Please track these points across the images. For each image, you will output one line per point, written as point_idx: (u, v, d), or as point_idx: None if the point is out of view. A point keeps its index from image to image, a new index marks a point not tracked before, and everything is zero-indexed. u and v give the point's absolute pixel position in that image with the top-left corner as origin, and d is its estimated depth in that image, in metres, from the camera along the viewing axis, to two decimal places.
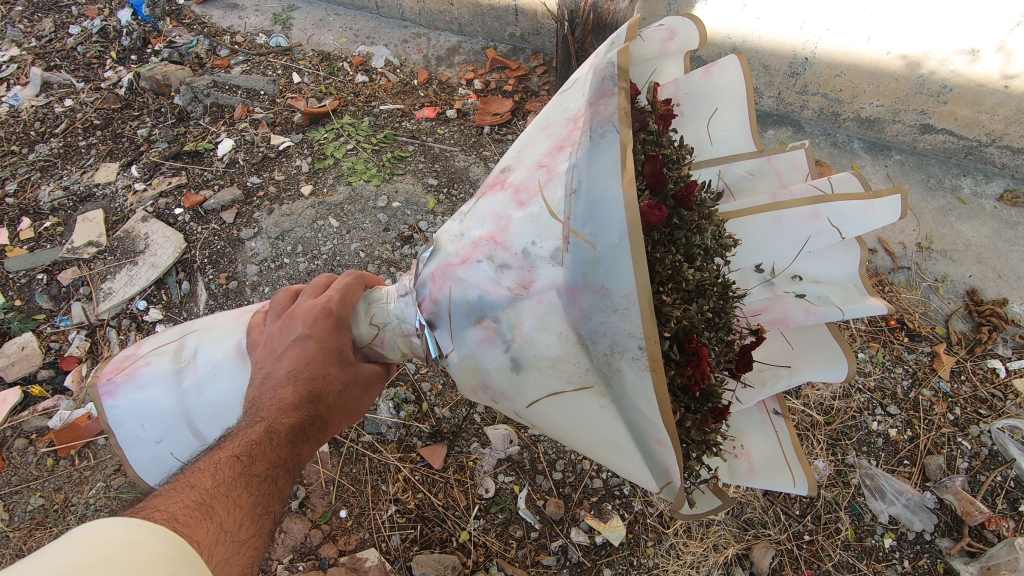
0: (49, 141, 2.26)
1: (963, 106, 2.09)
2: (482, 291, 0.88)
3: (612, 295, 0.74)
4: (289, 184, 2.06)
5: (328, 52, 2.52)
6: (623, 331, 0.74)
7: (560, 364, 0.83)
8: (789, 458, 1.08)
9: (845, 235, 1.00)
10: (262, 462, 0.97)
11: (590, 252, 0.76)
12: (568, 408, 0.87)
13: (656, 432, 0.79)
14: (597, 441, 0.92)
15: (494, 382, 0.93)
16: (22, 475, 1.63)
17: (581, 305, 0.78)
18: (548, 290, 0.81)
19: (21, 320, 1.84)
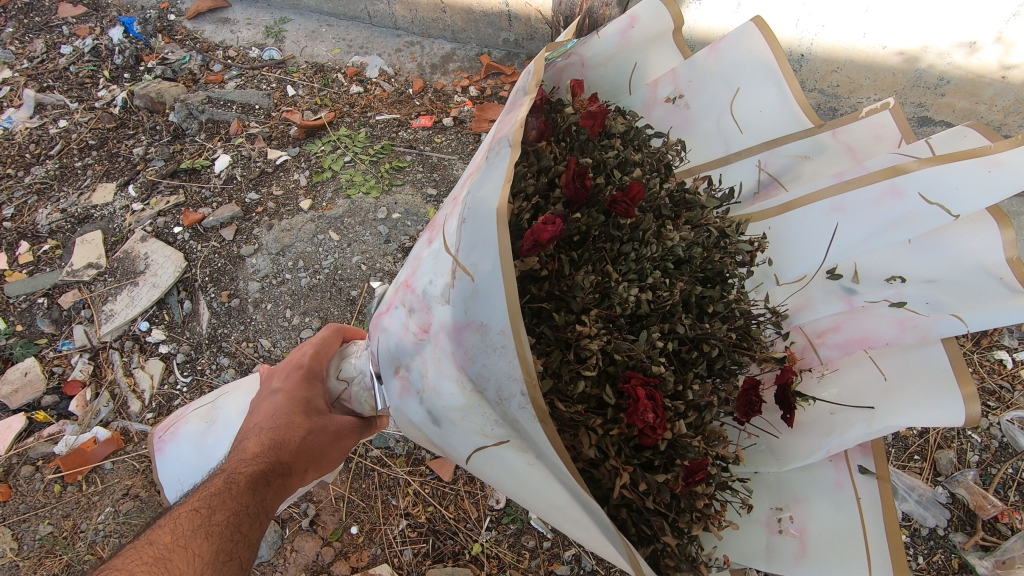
0: (44, 163, 2.25)
1: (961, 98, 2.07)
2: (399, 339, 0.89)
3: (491, 329, 0.72)
4: (288, 199, 2.05)
5: (322, 64, 2.51)
6: (504, 372, 0.72)
7: (467, 413, 0.80)
8: (864, 533, 0.94)
9: (956, 212, 0.91)
10: (222, 511, 0.96)
11: (470, 285, 0.75)
12: (496, 466, 0.83)
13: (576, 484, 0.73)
14: (544, 506, 0.84)
15: (432, 438, 0.91)
16: (30, 502, 1.62)
17: (468, 344, 0.76)
18: (441, 333, 0.81)
19: (23, 346, 1.83)
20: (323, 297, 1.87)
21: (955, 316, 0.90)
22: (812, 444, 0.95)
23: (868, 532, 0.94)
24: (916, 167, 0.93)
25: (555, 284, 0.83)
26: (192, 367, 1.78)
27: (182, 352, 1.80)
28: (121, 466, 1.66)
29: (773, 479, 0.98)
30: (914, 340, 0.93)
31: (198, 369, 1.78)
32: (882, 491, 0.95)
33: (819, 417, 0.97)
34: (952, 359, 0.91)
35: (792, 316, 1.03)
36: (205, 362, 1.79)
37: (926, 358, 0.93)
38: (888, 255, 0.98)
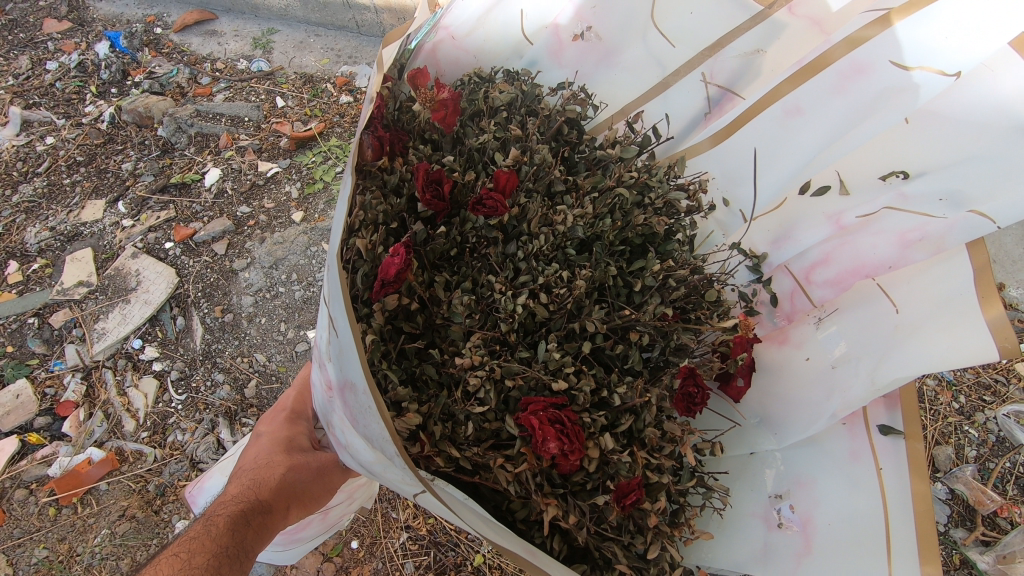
0: (32, 181, 2.23)
1: None
2: (320, 398, 0.94)
3: (357, 390, 0.76)
4: (280, 212, 2.04)
5: (311, 74, 2.50)
6: (375, 428, 0.75)
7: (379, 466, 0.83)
8: (886, 523, 0.90)
9: (954, 72, 0.90)
10: (203, 553, 0.96)
11: (337, 348, 0.79)
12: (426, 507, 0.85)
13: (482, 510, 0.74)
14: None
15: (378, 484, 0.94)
16: (24, 527, 1.60)
17: (350, 404, 0.80)
18: (335, 394, 0.85)
19: (14, 367, 1.81)
20: (317, 310, 1.86)
21: (974, 213, 0.85)
22: (812, 410, 0.97)
23: (891, 517, 0.90)
24: (876, 36, 0.95)
25: (430, 307, 0.91)
26: (186, 385, 1.76)
27: (176, 369, 1.78)
28: (116, 487, 1.64)
29: (774, 459, 1.00)
30: (925, 256, 0.89)
31: (193, 386, 1.76)
32: (909, 455, 0.91)
33: (821, 365, 0.97)
34: (976, 272, 0.85)
35: (772, 256, 1.05)
36: (199, 379, 1.76)
37: (950, 275, 0.87)
38: (879, 150, 0.96)
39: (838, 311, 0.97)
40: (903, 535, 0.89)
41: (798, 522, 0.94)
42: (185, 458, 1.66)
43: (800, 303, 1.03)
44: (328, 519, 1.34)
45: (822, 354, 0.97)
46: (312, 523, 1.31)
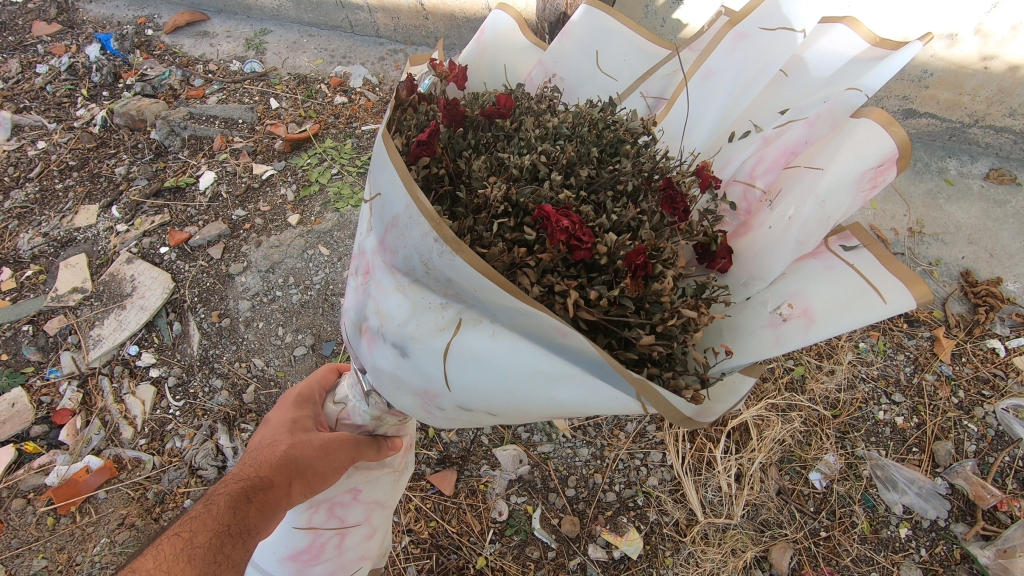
0: (24, 186, 2.20)
1: (944, 90, 2.13)
2: (352, 305, 0.89)
3: (400, 216, 0.74)
4: (276, 215, 2.03)
5: (305, 74, 2.49)
6: (417, 238, 0.72)
7: (417, 318, 0.78)
8: (863, 276, 0.78)
9: (801, 30, 0.91)
10: (205, 532, 0.95)
11: (379, 199, 0.79)
12: (462, 372, 0.77)
13: (520, 317, 0.69)
14: (528, 394, 0.75)
15: (407, 383, 0.85)
16: (22, 537, 1.59)
17: (391, 245, 0.78)
18: (375, 259, 0.82)
19: (9, 375, 1.79)
20: (315, 313, 1.84)
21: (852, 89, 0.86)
22: (773, 252, 0.85)
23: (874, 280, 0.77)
24: (757, 7, 0.93)
25: (456, 181, 0.81)
26: (184, 391, 1.74)
27: (173, 375, 1.77)
28: (115, 495, 1.62)
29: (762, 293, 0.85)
30: (828, 130, 0.88)
31: (190, 392, 1.74)
32: (876, 254, 0.79)
33: (767, 235, 0.87)
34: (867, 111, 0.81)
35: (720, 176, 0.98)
36: (197, 385, 1.75)
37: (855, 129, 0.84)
38: (768, 98, 0.98)
39: (779, 190, 0.89)
40: (885, 279, 0.76)
41: (800, 309, 0.80)
42: (183, 466, 1.64)
43: (752, 196, 0.93)
44: (343, 555, 1.21)
45: (777, 217, 0.86)
46: (326, 552, 1.19)
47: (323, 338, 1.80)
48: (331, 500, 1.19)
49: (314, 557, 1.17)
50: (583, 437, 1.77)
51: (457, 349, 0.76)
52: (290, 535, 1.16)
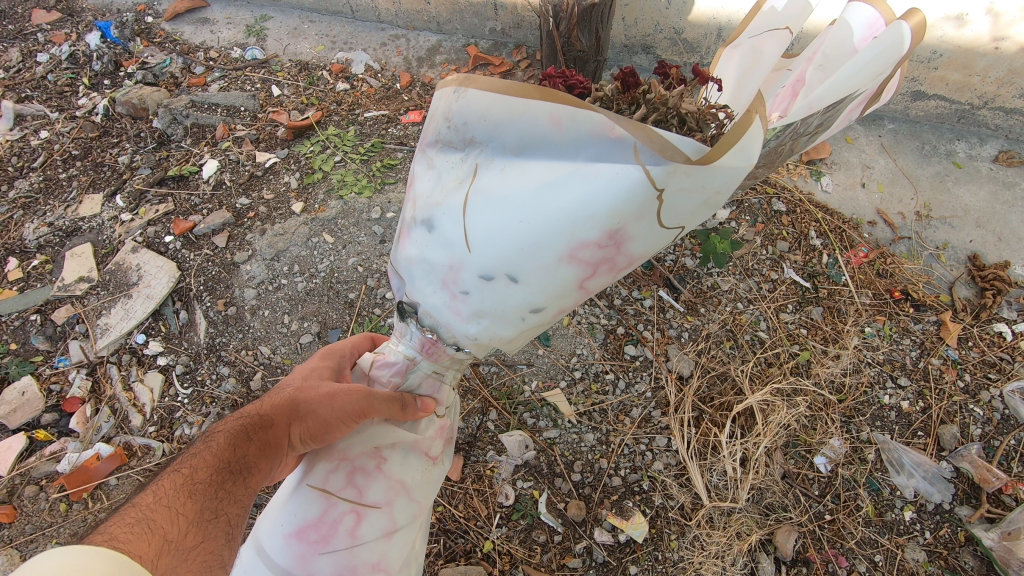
0: (28, 176, 2.20)
1: (954, 71, 2.10)
2: (401, 214, 1.06)
3: (433, 110, 0.96)
4: (280, 203, 2.03)
5: (307, 61, 2.47)
6: (445, 104, 0.91)
7: (446, 180, 0.93)
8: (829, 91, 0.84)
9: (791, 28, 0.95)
10: (206, 470, 1.05)
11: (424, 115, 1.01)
12: (483, 208, 0.87)
13: (522, 127, 0.81)
14: (537, 214, 0.82)
15: (439, 256, 0.96)
16: (36, 523, 1.61)
17: (429, 133, 0.97)
18: (418, 159, 1.01)
19: (19, 364, 1.80)
20: (320, 301, 1.84)
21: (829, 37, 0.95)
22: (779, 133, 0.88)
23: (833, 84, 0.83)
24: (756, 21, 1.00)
25: None
26: (191, 379, 1.76)
27: (181, 363, 1.78)
28: (125, 481, 1.64)
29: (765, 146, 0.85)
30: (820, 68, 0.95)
31: (198, 380, 1.76)
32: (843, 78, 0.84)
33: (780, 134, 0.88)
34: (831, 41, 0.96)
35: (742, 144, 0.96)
36: (205, 373, 1.76)
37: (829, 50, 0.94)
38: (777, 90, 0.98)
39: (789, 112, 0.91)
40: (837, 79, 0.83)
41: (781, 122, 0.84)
42: None
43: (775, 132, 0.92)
44: (354, 545, 1.15)
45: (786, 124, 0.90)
46: (336, 535, 1.14)
47: (329, 326, 1.81)
48: (352, 467, 1.19)
49: (323, 536, 1.13)
50: (589, 422, 1.78)
51: (474, 195, 0.88)
52: (305, 506, 1.16)
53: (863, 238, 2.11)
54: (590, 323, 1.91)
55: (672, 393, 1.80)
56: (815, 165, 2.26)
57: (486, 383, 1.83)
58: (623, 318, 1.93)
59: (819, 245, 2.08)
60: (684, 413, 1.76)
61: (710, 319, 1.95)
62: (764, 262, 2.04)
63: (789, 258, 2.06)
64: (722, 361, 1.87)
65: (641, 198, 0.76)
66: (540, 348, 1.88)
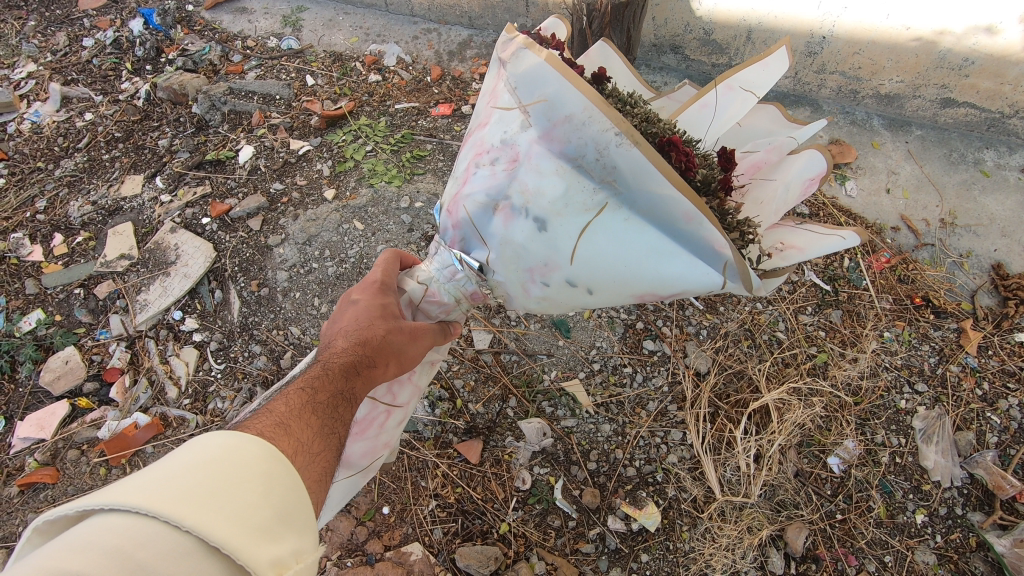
0: (73, 156, 2.29)
1: (985, 79, 2.09)
2: (488, 189, 1.02)
3: (576, 115, 0.86)
4: (313, 189, 2.09)
5: (340, 52, 2.53)
6: (593, 130, 0.85)
7: (569, 196, 0.92)
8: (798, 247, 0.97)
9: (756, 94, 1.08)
10: (324, 392, 1.06)
11: (543, 103, 0.90)
12: (597, 241, 0.94)
13: (660, 205, 0.86)
14: (640, 267, 0.94)
15: (535, 253, 1.01)
16: (76, 485, 1.67)
17: (557, 137, 0.90)
18: (531, 148, 0.95)
19: (63, 335, 1.89)
20: (349, 285, 1.90)
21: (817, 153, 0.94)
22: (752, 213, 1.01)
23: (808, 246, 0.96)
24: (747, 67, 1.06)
25: None
26: (225, 355, 1.83)
27: (215, 340, 1.86)
28: (161, 450, 1.71)
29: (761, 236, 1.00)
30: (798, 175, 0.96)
31: (231, 356, 1.83)
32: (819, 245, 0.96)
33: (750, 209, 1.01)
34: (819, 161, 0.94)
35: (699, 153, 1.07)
36: (238, 350, 1.84)
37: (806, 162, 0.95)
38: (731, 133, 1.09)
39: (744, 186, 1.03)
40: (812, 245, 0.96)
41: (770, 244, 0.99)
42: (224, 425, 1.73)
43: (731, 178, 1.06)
44: (383, 434, 1.39)
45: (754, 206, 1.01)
46: (371, 429, 1.36)
47: None
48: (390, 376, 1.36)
49: (363, 429, 1.34)
50: (606, 413, 1.82)
51: (596, 226, 0.93)
52: None
53: (886, 244, 2.12)
54: (610, 317, 1.95)
55: (688, 388, 1.83)
56: (840, 169, 2.26)
57: (507, 371, 1.88)
58: (643, 314, 1.96)
59: (841, 249, 2.10)
60: (700, 409, 1.79)
61: (729, 318, 1.97)
62: None
63: (810, 260, 2.08)
64: (739, 359, 1.90)
65: (712, 289, 0.94)
66: (561, 339, 1.92)
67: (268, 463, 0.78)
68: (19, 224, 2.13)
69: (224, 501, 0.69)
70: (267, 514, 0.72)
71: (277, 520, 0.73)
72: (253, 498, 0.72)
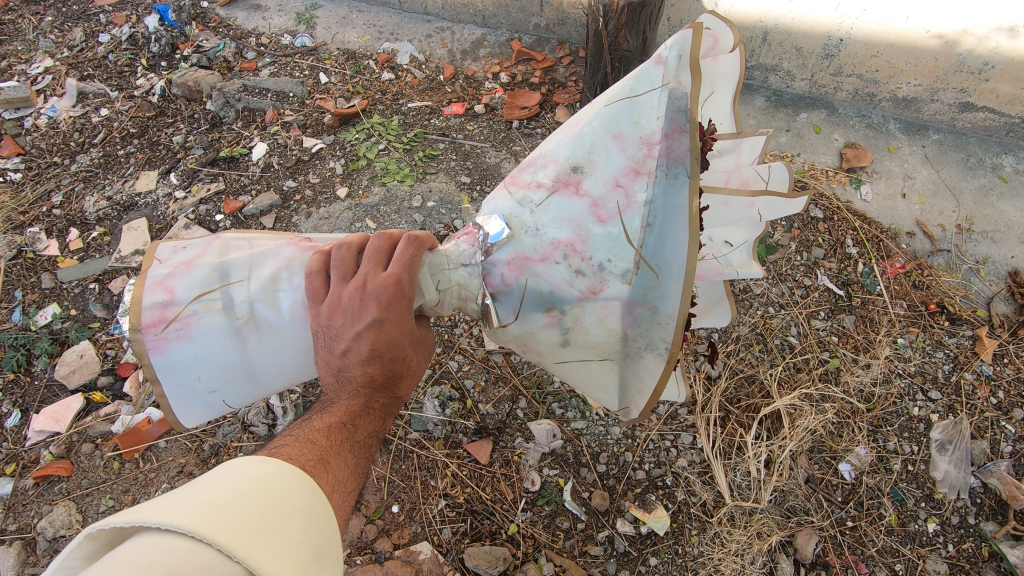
0: (89, 151, 2.31)
1: (1005, 83, 2.06)
2: (555, 287, 1.06)
3: (659, 318, 0.95)
4: (325, 187, 2.10)
5: (354, 50, 2.53)
6: (657, 338, 0.96)
7: (598, 344, 1.05)
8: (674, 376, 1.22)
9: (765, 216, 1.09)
10: (361, 431, 1.11)
11: (654, 279, 0.95)
12: (584, 365, 1.12)
13: (639, 384, 1.05)
14: (587, 384, 1.19)
15: (540, 343, 1.15)
16: (91, 478, 1.69)
17: (636, 316, 0.98)
18: (611, 301, 1.01)
19: (78, 329, 1.91)
20: None
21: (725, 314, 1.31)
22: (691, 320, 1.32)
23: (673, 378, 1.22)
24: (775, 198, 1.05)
25: None
26: None
27: None
28: (175, 445, 1.73)
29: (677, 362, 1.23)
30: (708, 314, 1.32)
31: None
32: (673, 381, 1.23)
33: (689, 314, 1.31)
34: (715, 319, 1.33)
35: None
36: None
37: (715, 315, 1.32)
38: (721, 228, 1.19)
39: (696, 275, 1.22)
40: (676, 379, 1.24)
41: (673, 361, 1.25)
42: (236, 421, 1.75)
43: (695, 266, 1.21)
44: None
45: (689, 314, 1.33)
46: None
47: None
48: None
49: None
50: (616, 416, 1.81)
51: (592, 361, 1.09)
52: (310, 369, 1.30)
53: (901, 249, 2.10)
54: None
55: (699, 392, 1.82)
56: (855, 172, 2.24)
57: (517, 371, 1.88)
58: None
59: (855, 253, 2.08)
60: (710, 412, 1.79)
61: (740, 322, 1.97)
62: (797, 268, 2.05)
63: (824, 265, 2.06)
64: (750, 364, 1.90)
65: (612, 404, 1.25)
66: None
67: (307, 498, 0.86)
68: (36, 218, 2.15)
69: (265, 532, 0.75)
70: (305, 550, 0.78)
71: (313, 558, 0.79)
72: (292, 533, 0.79)
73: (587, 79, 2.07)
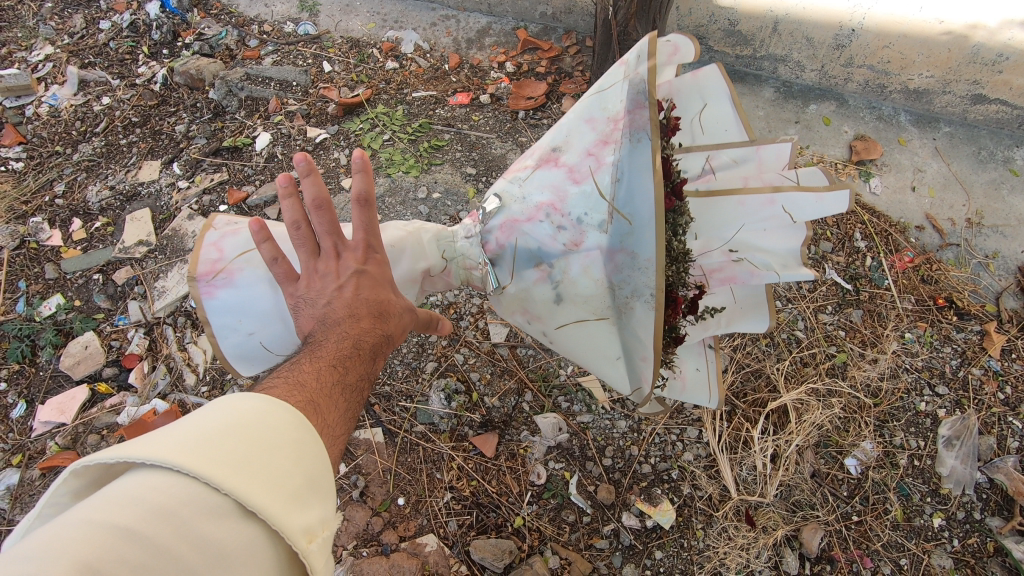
0: (90, 140, 2.29)
1: (1019, 75, 2.04)
2: (542, 244, 1.06)
3: (639, 261, 0.88)
4: (330, 177, 2.08)
5: (358, 38, 2.49)
6: (640, 282, 0.89)
7: (591, 301, 1.01)
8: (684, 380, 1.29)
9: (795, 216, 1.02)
10: (354, 371, 0.96)
11: (628, 226, 0.91)
12: (584, 330, 1.06)
13: (639, 347, 0.96)
14: (594, 359, 1.11)
15: (537, 309, 1.12)
16: None
17: (617, 263, 0.93)
18: (594, 251, 0.98)
19: (82, 320, 1.90)
20: None
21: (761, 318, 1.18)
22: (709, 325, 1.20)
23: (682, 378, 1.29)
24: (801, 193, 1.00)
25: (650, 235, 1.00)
26: None
27: None
28: None
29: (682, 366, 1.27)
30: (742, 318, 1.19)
31: None
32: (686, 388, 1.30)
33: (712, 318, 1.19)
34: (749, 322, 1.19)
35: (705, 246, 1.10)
36: None
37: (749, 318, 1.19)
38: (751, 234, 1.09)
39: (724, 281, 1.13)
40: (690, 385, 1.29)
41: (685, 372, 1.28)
42: None
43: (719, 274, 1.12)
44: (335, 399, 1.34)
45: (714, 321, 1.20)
46: None
47: None
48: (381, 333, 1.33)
49: None
50: (622, 409, 1.81)
51: (590, 323, 1.03)
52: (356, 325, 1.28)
53: (910, 243, 2.08)
54: None
55: None
56: (864, 165, 2.21)
57: (523, 365, 1.87)
58: None
59: (863, 247, 2.06)
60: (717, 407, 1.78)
61: None
62: (805, 261, 2.04)
63: (832, 259, 2.04)
64: (757, 358, 1.89)
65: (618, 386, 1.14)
66: None
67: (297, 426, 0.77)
68: (38, 208, 2.14)
69: (255, 466, 0.69)
70: (298, 481, 0.72)
71: (308, 489, 0.73)
72: (285, 463, 0.72)
73: (595, 68, 2.04)
